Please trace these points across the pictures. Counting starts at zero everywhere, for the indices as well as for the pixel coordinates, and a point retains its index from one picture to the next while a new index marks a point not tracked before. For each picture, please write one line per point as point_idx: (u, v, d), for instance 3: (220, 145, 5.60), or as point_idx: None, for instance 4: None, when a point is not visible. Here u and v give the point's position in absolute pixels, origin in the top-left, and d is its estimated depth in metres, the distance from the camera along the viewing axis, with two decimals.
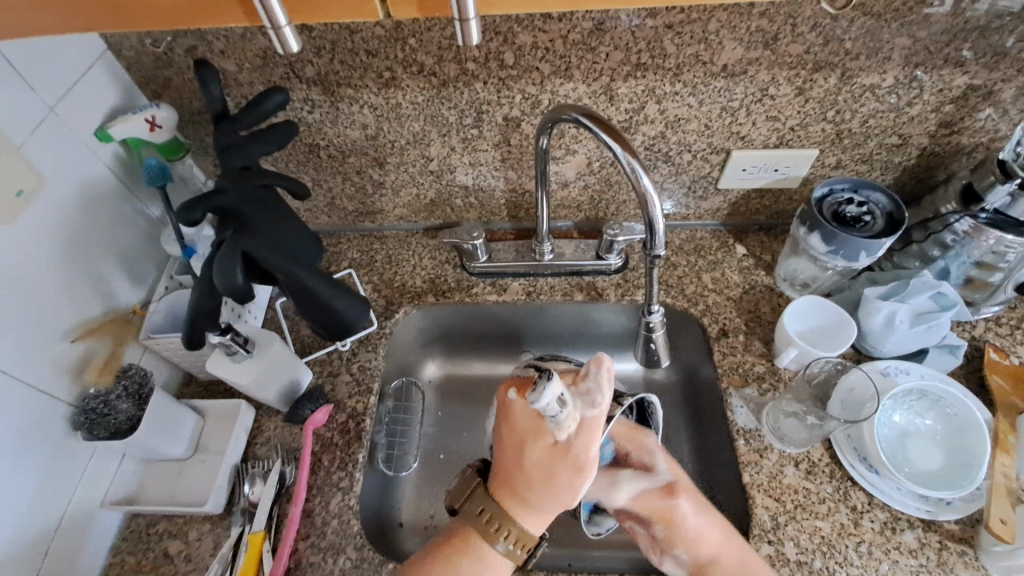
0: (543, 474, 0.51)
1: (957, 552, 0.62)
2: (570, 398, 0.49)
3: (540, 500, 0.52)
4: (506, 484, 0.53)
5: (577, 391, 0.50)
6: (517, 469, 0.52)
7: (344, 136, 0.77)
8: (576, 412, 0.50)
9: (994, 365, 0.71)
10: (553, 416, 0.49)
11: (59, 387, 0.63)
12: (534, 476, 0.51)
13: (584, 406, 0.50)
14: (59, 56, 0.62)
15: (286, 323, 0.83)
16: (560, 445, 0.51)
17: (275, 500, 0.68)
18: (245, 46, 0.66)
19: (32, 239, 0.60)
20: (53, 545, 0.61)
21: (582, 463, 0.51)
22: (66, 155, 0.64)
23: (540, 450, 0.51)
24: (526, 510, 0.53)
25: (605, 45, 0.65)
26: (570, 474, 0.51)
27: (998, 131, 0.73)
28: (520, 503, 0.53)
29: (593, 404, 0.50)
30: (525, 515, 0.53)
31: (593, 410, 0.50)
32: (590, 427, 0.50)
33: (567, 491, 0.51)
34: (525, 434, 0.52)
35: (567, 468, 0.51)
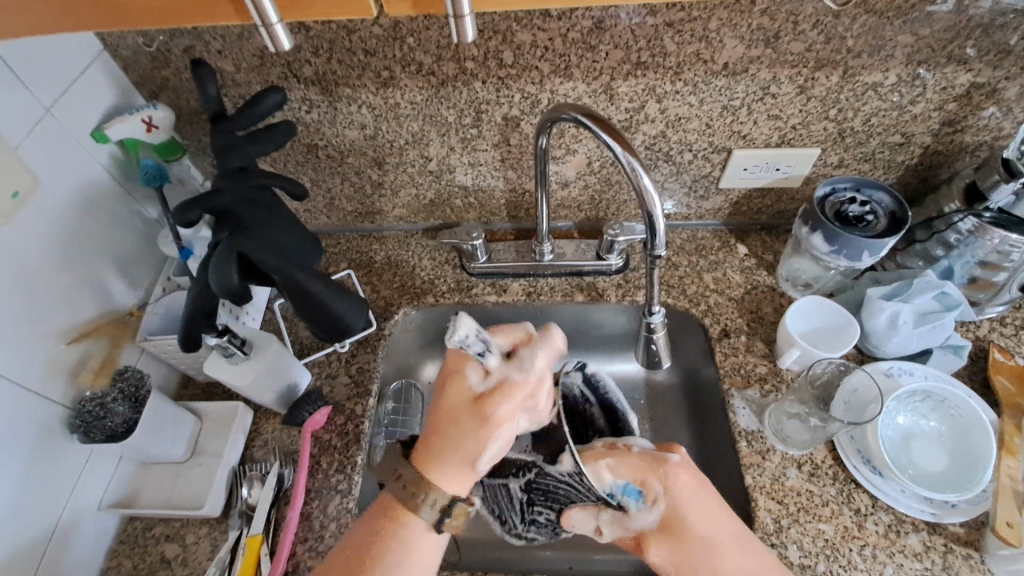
0: (460, 417, 0.53)
1: (963, 555, 0.61)
2: (486, 335, 0.53)
3: (451, 453, 0.53)
4: (427, 444, 0.54)
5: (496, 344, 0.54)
6: (435, 423, 0.54)
7: (342, 136, 0.76)
8: (502, 367, 0.54)
9: (999, 366, 0.71)
10: (478, 352, 0.53)
11: (55, 389, 0.62)
12: (449, 424, 0.53)
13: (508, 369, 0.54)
14: (54, 56, 0.61)
15: (284, 325, 0.82)
16: (474, 393, 0.54)
17: (273, 503, 0.67)
18: (241, 46, 0.66)
19: (27, 240, 0.60)
20: (49, 549, 0.61)
21: (492, 414, 0.52)
22: (63, 157, 0.63)
23: (457, 401, 0.54)
24: (440, 467, 0.53)
25: (605, 44, 0.65)
26: (479, 424, 0.52)
27: (1002, 129, 0.72)
28: (434, 462, 0.53)
29: (521, 368, 0.54)
30: (444, 476, 0.53)
31: (516, 372, 0.54)
32: (508, 387, 0.53)
33: (478, 441, 0.52)
34: (448, 381, 0.55)
35: (481, 416, 0.53)
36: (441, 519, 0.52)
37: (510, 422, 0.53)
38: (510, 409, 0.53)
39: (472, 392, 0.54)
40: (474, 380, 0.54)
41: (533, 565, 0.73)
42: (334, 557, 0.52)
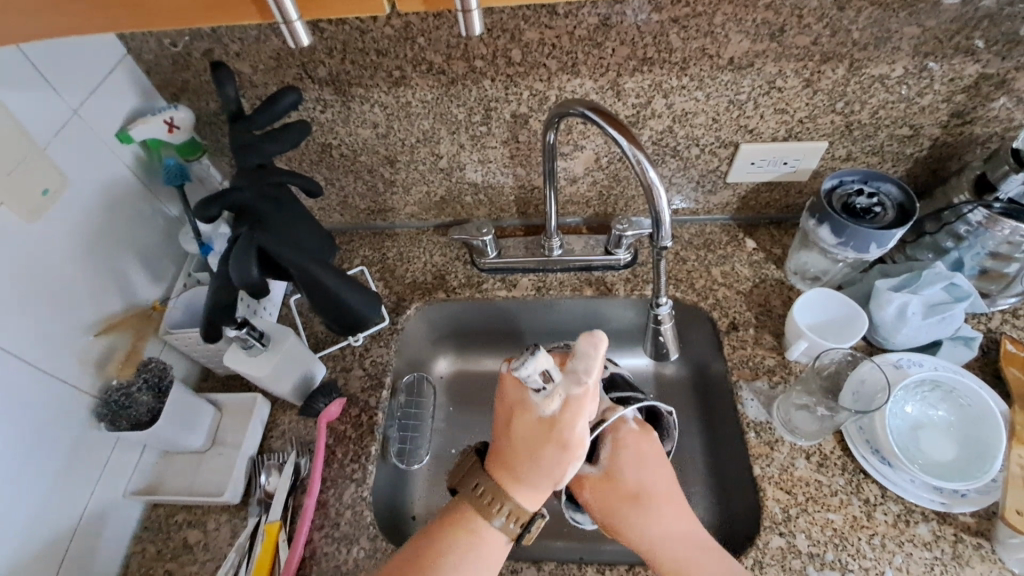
0: (529, 446, 0.53)
1: (973, 545, 0.61)
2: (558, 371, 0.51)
3: (533, 474, 0.53)
4: (496, 453, 0.55)
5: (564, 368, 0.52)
6: (509, 441, 0.54)
7: (356, 135, 0.78)
8: (559, 388, 0.52)
9: (1010, 357, 0.70)
10: (536, 388, 0.52)
11: (83, 380, 0.65)
12: (530, 442, 0.53)
13: (570, 375, 0.52)
14: (80, 61, 0.64)
15: (300, 319, 0.84)
16: (546, 420, 0.52)
17: (291, 491, 0.69)
18: (259, 48, 0.68)
19: (57, 238, 0.62)
20: (78, 532, 0.64)
21: (570, 436, 0.52)
22: (89, 157, 0.66)
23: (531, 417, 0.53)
24: (518, 480, 0.54)
25: (611, 41, 0.66)
26: (557, 450, 0.52)
27: (1013, 120, 0.72)
28: (508, 472, 0.54)
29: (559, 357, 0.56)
30: (515, 487, 0.54)
31: (577, 389, 0.51)
32: (575, 404, 0.52)
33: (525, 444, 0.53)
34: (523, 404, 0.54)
35: (553, 441, 0.52)
36: (518, 530, 0.54)
37: (582, 446, 0.53)
38: (583, 430, 0.53)
39: (543, 419, 0.53)
40: (545, 409, 0.52)
41: (542, 553, 0.75)
42: (408, 549, 0.53)
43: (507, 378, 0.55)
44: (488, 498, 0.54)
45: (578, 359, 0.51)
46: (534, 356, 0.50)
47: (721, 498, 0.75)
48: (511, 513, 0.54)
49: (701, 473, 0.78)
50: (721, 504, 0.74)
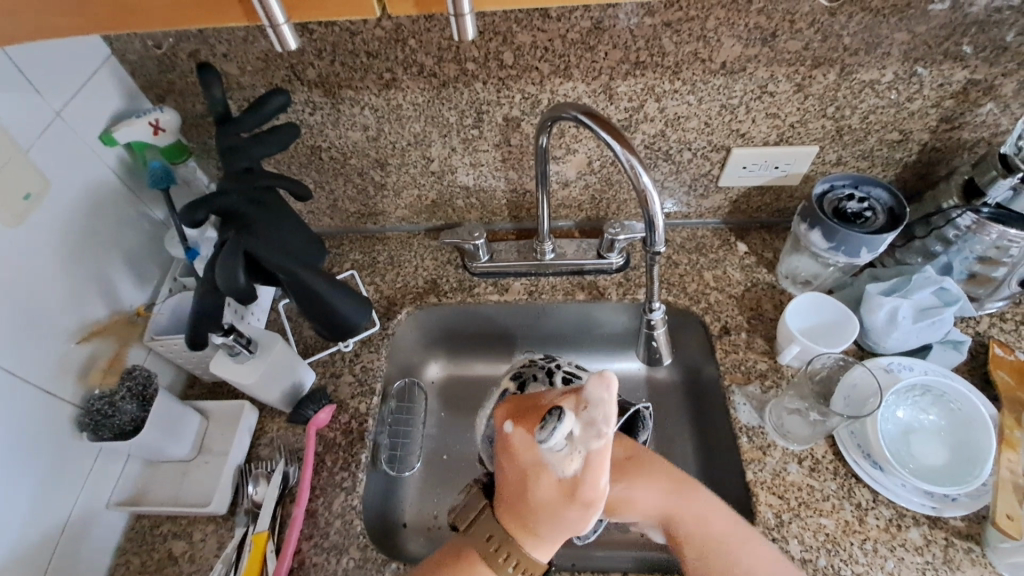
0: (547, 508, 0.46)
1: (963, 549, 0.61)
2: (576, 425, 0.43)
3: (547, 532, 0.47)
4: (505, 504, 0.49)
5: (580, 420, 0.43)
6: (519, 497, 0.47)
7: (345, 138, 0.77)
8: (581, 441, 0.44)
9: (999, 361, 0.71)
10: (552, 446, 0.44)
11: (65, 388, 0.63)
12: (545, 503, 0.46)
13: (588, 427, 0.43)
14: (63, 62, 0.62)
15: (289, 325, 0.83)
16: (568, 482, 0.45)
17: (279, 500, 0.68)
18: (246, 50, 0.67)
19: (38, 244, 0.61)
20: (60, 545, 0.62)
21: (591, 495, 0.44)
22: (71, 160, 0.64)
23: (546, 477, 0.45)
24: (536, 536, 0.48)
25: (604, 44, 0.66)
26: (582, 510, 0.45)
27: (1000, 125, 0.73)
28: (523, 529, 0.48)
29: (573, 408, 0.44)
30: (531, 547, 0.48)
31: (597, 442, 0.43)
32: (598, 461, 0.44)
33: (541, 503, 0.46)
34: (534, 459, 0.46)
35: (576, 503, 0.45)
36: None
37: (610, 502, 0.46)
38: (610, 486, 0.45)
39: (564, 481, 0.45)
40: (565, 469, 0.45)
41: None
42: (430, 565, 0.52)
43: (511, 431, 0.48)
44: (496, 551, 0.49)
45: (592, 407, 0.42)
46: (560, 418, 0.43)
47: None
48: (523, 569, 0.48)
49: (693, 479, 0.78)
50: None
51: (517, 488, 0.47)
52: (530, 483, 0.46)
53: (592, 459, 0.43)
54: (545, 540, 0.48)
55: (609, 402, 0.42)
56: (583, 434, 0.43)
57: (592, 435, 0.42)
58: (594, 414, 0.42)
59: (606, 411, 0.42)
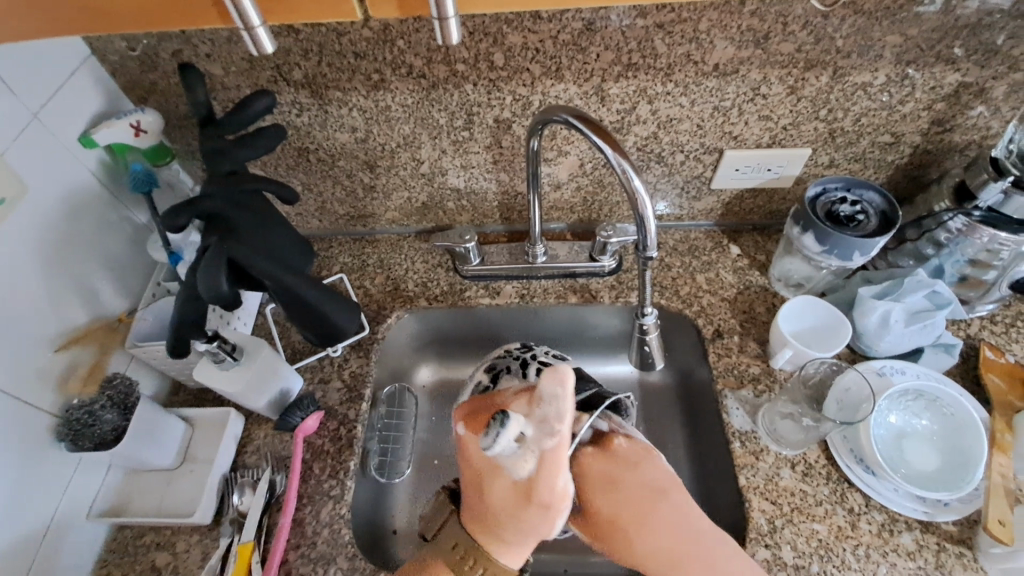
0: (509, 511, 0.48)
1: (955, 554, 0.61)
2: (527, 428, 0.44)
3: (512, 535, 0.49)
4: (469, 509, 0.52)
5: (532, 419, 0.45)
6: (483, 504, 0.50)
7: (333, 139, 0.76)
8: (532, 443, 0.45)
9: (990, 364, 0.71)
10: (506, 453, 0.45)
11: (44, 397, 0.62)
12: (506, 510, 0.48)
13: (541, 426, 0.44)
14: (41, 63, 0.61)
15: (276, 329, 0.82)
16: (524, 484, 0.46)
17: (265, 510, 0.67)
18: (230, 49, 0.66)
19: (14, 250, 0.59)
20: (38, 558, 0.60)
21: (550, 496, 0.46)
22: (49, 163, 0.63)
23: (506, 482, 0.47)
24: (502, 539, 0.50)
25: (596, 46, 0.65)
26: (540, 510, 0.47)
27: (991, 128, 0.73)
28: (489, 533, 0.51)
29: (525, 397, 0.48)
30: (501, 551, 0.51)
31: (549, 441, 0.44)
32: (551, 461, 0.45)
33: (502, 508, 0.48)
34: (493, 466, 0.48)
35: (535, 504, 0.47)
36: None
37: (566, 499, 0.47)
38: (565, 484, 0.46)
39: (519, 483, 0.47)
40: (520, 472, 0.46)
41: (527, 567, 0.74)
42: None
43: (468, 444, 0.52)
44: (462, 557, 0.52)
45: (546, 404, 0.43)
46: (505, 423, 0.44)
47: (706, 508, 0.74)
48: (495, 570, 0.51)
49: (685, 483, 0.77)
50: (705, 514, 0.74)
51: (479, 494, 0.50)
52: (490, 488, 0.49)
53: (546, 461, 0.45)
54: (514, 544, 0.50)
55: (559, 400, 0.42)
56: (532, 436, 0.45)
57: (542, 433, 0.44)
58: (541, 413, 0.44)
59: (552, 411, 0.43)
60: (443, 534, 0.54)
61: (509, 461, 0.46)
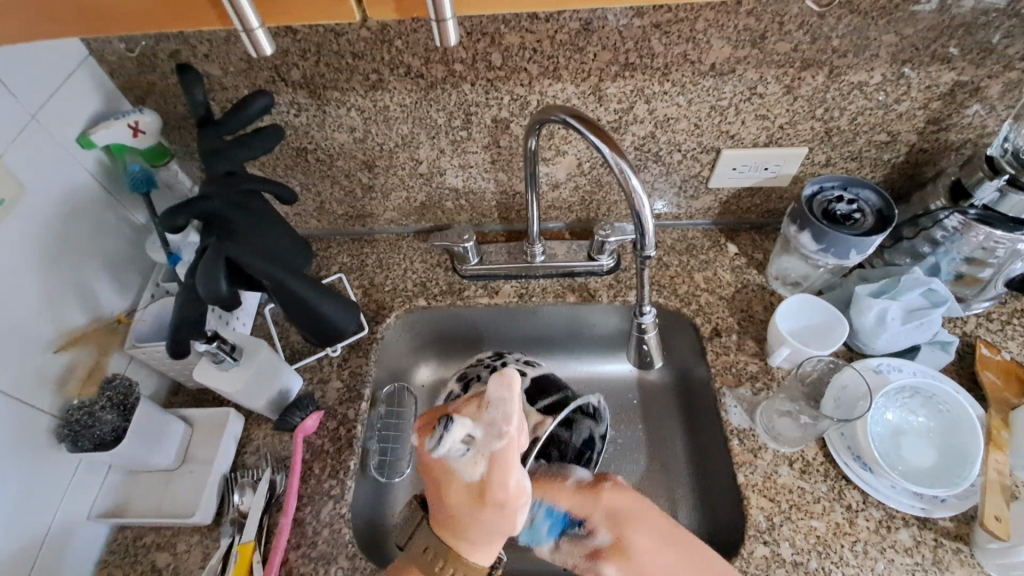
0: (466, 514, 0.50)
1: (952, 550, 0.62)
2: (475, 430, 0.49)
3: (474, 537, 0.51)
4: (432, 519, 0.53)
5: (480, 423, 0.50)
6: (442, 511, 0.52)
7: (332, 139, 0.76)
8: (483, 444, 0.49)
9: (986, 361, 0.71)
10: (458, 454, 0.50)
11: (43, 399, 0.62)
12: (463, 513, 0.50)
13: (489, 427, 0.49)
14: (39, 64, 0.61)
15: (275, 330, 0.82)
16: (476, 485, 0.50)
17: (265, 510, 0.67)
18: (228, 50, 0.66)
19: (13, 251, 0.59)
20: (39, 558, 0.60)
21: (503, 493, 0.49)
22: (48, 164, 0.63)
23: (460, 485, 0.50)
24: (464, 545, 0.51)
25: (593, 45, 0.65)
26: (495, 510, 0.50)
27: (986, 126, 0.73)
28: (453, 539, 0.52)
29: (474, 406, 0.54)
30: (467, 555, 0.51)
31: (499, 440, 0.49)
32: (501, 458, 0.49)
33: (461, 511, 0.50)
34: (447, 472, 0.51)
35: (491, 503, 0.50)
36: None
37: (518, 498, 0.50)
38: (517, 481, 0.50)
39: (473, 485, 0.50)
40: (472, 473, 0.50)
41: (526, 565, 0.74)
42: None
43: (423, 452, 0.53)
44: (431, 560, 0.52)
45: (494, 407, 0.49)
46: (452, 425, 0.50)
47: (705, 506, 0.74)
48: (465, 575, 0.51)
49: (685, 481, 0.78)
50: (704, 512, 0.74)
51: (436, 502, 0.52)
52: (446, 495, 0.51)
53: (496, 459, 0.49)
54: (476, 548, 0.51)
55: (507, 399, 0.49)
56: (482, 437, 0.49)
57: (491, 433, 0.49)
58: (491, 415, 0.49)
59: (498, 411, 0.49)
60: (416, 539, 0.53)
61: (462, 464, 0.50)
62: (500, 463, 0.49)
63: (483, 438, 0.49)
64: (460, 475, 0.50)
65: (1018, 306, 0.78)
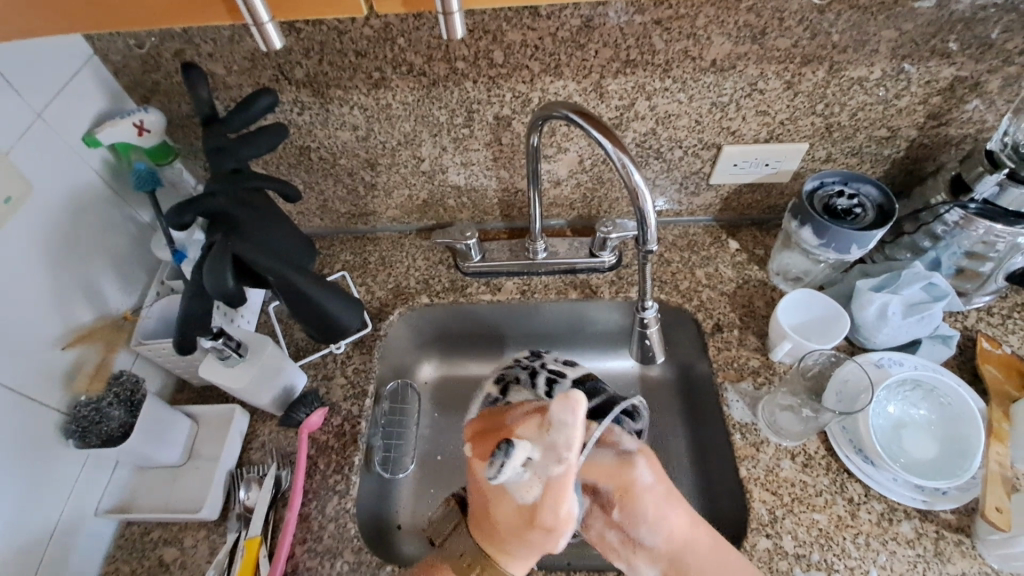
0: (513, 530, 0.51)
1: (954, 541, 0.62)
2: (535, 453, 0.48)
3: (519, 548, 0.52)
4: (478, 522, 0.54)
5: (540, 446, 0.48)
6: (491, 521, 0.53)
7: (335, 138, 0.77)
8: (539, 468, 0.48)
9: (987, 355, 0.72)
10: (513, 476, 0.49)
11: (51, 395, 0.62)
12: (511, 529, 0.51)
13: (548, 453, 0.48)
14: (44, 63, 0.61)
15: (280, 327, 0.82)
16: (527, 507, 0.50)
17: (271, 505, 0.67)
18: (232, 49, 0.66)
19: (20, 248, 0.59)
20: (48, 553, 0.61)
21: (554, 518, 0.49)
22: (53, 162, 0.63)
23: (511, 502, 0.50)
24: (507, 553, 0.53)
25: (594, 42, 0.65)
26: (543, 532, 0.50)
27: (986, 121, 0.74)
28: (497, 546, 0.53)
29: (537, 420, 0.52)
30: (507, 562, 0.54)
31: (556, 468, 0.48)
32: (556, 487, 0.48)
33: (509, 527, 0.51)
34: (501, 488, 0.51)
35: (538, 527, 0.50)
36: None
37: (569, 523, 0.50)
38: (569, 509, 0.50)
39: (524, 506, 0.50)
40: (525, 496, 0.49)
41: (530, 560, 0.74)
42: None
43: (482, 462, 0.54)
44: (467, 558, 0.56)
45: (556, 432, 0.47)
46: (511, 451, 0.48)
47: (707, 500, 0.75)
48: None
49: (687, 476, 0.78)
50: (705, 506, 0.74)
51: (487, 511, 0.53)
52: (495, 508, 0.52)
53: (552, 486, 0.48)
54: (518, 556, 0.53)
55: (568, 430, 0.46)
56: (538, 461, 0.48)
57: (551, 461, 0.48)
58: (551, 441, 0.47)
59: (561, 441, 0.47)
60: (452, 539, 0.58)
61: (518, 484, 0.49)
62: (553, 490, 0.48)
63: (541, 463, 0.48)
64: (512, 494, 0.50)
65: (1019, 300, 0.78)
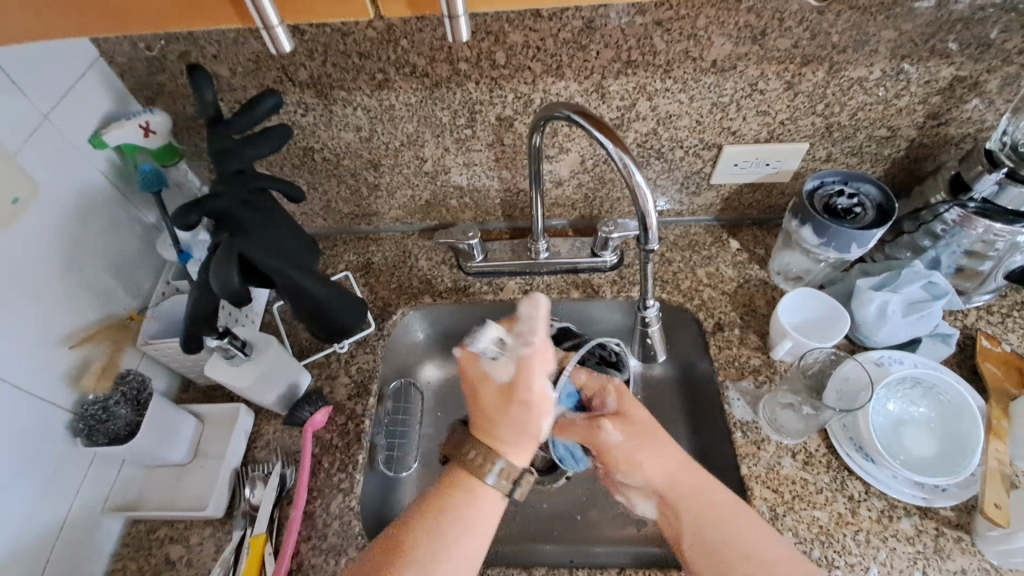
0: (498, 409, 0.59)
1: (954, 538, 0.63)
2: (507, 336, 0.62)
3: (510, 429, 0.59)
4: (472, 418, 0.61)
5: (511, 333, 0.63)
6: (482, 410, 0.60)
7: (338, 139, 0.77)
8: (511, 350, 0.61)
9: (986, 353, 0.72)
10: (492, 357, 0.62)
11: (59, 394, 0.63)
12: (498, 408, 0.59)
13: (519, 337, 0.62)
14: (51, 65, 0.62)
15: (284, 327, 0.83)
16: (506, 385, 0.60)
17: (276, 503, 0.68)
18: (237, 51, 0.67)
19: (28, 249, 0.60)
20: (56, 551, 0.62)
21: (531, 392, 0.59)
22: (60, 163, 0.64)
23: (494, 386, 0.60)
24: (502, 440, 0.59)
25: (595, 43, 0.66)
26: (523, 406, 0.59)
27: (985, 121, 0.74)
28: (492, 435, 0.59)
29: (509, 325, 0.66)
30: (505, 450, 0.59)
31: (524, 347, 0.61)
32: (526, 364, 0.60)
33: (499, 408, 0.59)
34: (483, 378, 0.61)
35: (517, 400, 0.59)
36: (510, 486, 0.58)
37: (543, 399, 0.60)
38: (541, 385, 0.60)
39: (504, 385, 0.60)
40: (503, 375, 0.60)
41: (533, 557, 0.75)
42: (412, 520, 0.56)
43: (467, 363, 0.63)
44: (476, 458, 0.58)
45: (523, 322, 0.62)
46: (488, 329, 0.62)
47: None
48: (502, 469, 0.58)
49: None
50: None
51: (477, 403, 0.61)
52: (483, 394, 0.60)
53: (526, 362, 0.60)
54: (513, 442, 0.59)
55: (530, 316, 0.62)
56: (511, 344, 0.62)
57: (523, 340, 0.62)
58: (522, 326, 0.62)
59: (527, 326, 0.62)
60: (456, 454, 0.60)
61: (498, 366, 0.61)
62: (527, 368, 0.60)
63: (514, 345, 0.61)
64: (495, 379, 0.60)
65: (1018, 299, 0.79)
